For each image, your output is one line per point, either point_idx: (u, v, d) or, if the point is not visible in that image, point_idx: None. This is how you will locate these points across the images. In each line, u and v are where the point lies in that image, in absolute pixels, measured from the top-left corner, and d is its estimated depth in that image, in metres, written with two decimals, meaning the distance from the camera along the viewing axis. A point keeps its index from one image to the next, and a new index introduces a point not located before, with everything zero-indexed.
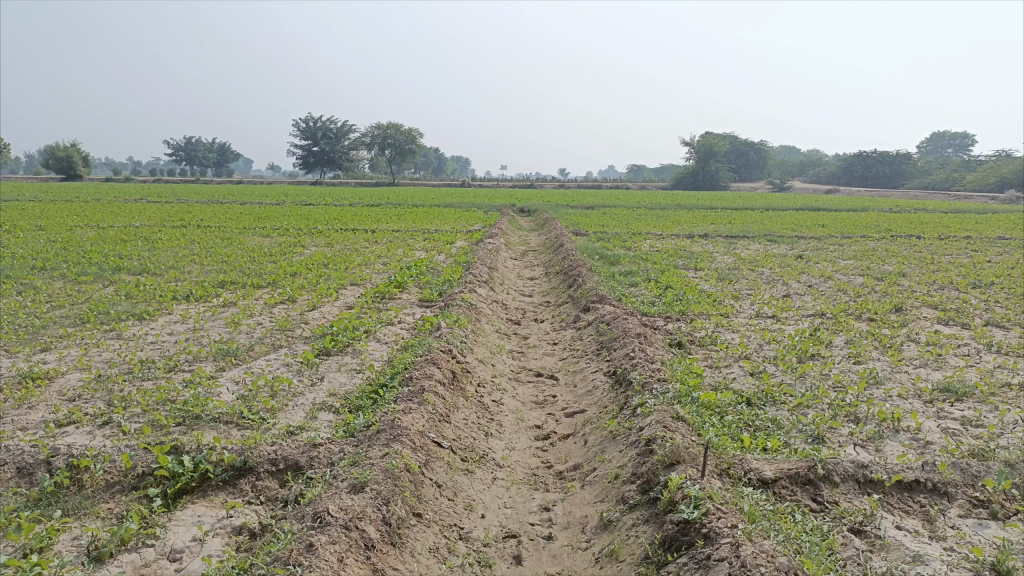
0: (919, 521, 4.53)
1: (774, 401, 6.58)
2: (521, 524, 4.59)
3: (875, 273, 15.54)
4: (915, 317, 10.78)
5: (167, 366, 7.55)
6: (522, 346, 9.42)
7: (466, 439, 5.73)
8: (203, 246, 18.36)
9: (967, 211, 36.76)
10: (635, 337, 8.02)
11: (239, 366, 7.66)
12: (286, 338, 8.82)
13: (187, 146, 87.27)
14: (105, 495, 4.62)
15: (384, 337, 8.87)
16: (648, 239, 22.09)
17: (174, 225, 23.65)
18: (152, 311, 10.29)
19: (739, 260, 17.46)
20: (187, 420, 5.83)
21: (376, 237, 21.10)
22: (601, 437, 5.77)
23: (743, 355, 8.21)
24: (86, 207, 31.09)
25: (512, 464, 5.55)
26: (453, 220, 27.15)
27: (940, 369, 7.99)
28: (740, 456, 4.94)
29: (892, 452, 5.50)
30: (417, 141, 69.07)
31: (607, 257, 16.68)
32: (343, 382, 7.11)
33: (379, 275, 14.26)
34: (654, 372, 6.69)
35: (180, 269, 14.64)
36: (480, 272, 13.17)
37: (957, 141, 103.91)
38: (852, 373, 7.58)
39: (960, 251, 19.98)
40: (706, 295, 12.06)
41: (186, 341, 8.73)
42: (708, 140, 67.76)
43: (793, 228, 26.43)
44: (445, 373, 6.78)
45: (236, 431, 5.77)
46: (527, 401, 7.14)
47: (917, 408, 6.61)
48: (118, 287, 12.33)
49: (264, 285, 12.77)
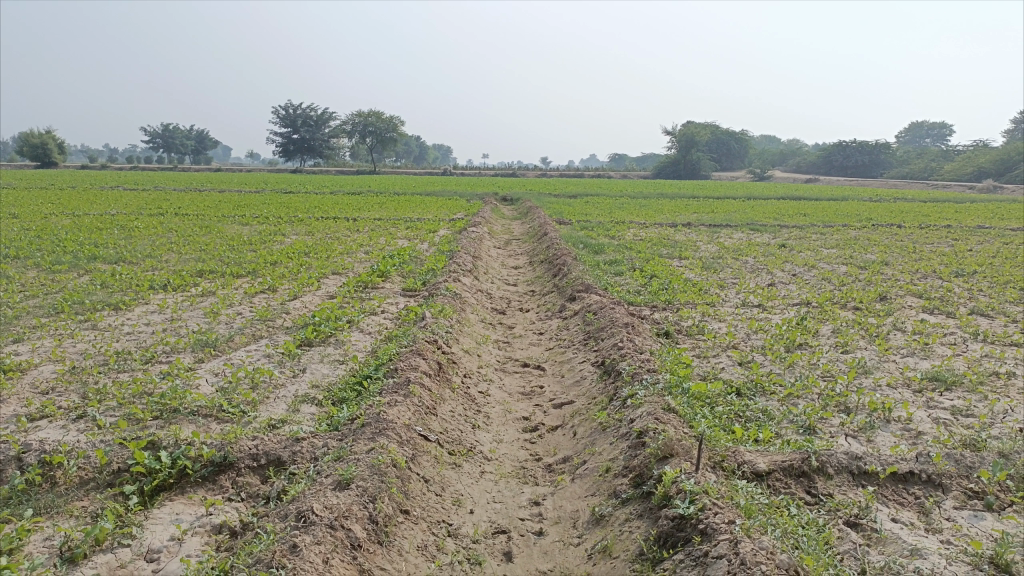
0: (914, 513, 4.48)
1: (764, 391, 6.52)
2: (510, 519, 4.48)
3: (859, 262, 15.57)
4: (900, 306, 10.78)
5: (144, 357, 7.36)
6: (508, 336, 9.30)
7: (453, 431, 5.61)
8: (181, 235, 18.05)
9: (946, 201, 37.08)
10: (623, 327, 7.92)
11: (218, 357, 7.49)
12: (267, 329, 8.64)
13: (164, 133, 86.04)
14: (79, 493, 4.45)
15: (367, 328, 8.71)
16: (631, 227, 22.04)
17: (151, 213, 23.26)
18: (129, 301, 10.06)
19: (722, 249, 17.44)
20: (164, 414, 5.66)
21: (357, 226, 20.85)
22: (590, 429, 5.67)
23: (731, 344, 8.14)
24: (61, 194, 30.54)
25: (500, 457, 5.44)
26: (435, 208, 26.92)
27: (928, 358, 7.97)
28: (733, 448, 4.85)
29: (884, 443, 5.46)
30: (399, 129, 68.53)
31: (591, 246, 16.57)
32: (325, 373, 6.95)
33: (361, 264, 14.08)
34: (643, 363, 6.58)
35: (158, 258, 14.35)
36: (464, 261, 13.03)
37: (934, 132, 105.06)
38: (840, 362, 7.55)
39: (941, 240, 20.09)
40: (692, 284, 12.00)
41: (164, 331, 8.53)
42: (690, 129, 67.85)
43: (775, 217, 26.47)
44: (431, 364, 6.64)
45: (216, 425, 5.61)
46: (514, 392, 7.02)
47: (907, 397, 6.57)
48: (93, 276, 12.06)
49: (244, 274, 12.54)
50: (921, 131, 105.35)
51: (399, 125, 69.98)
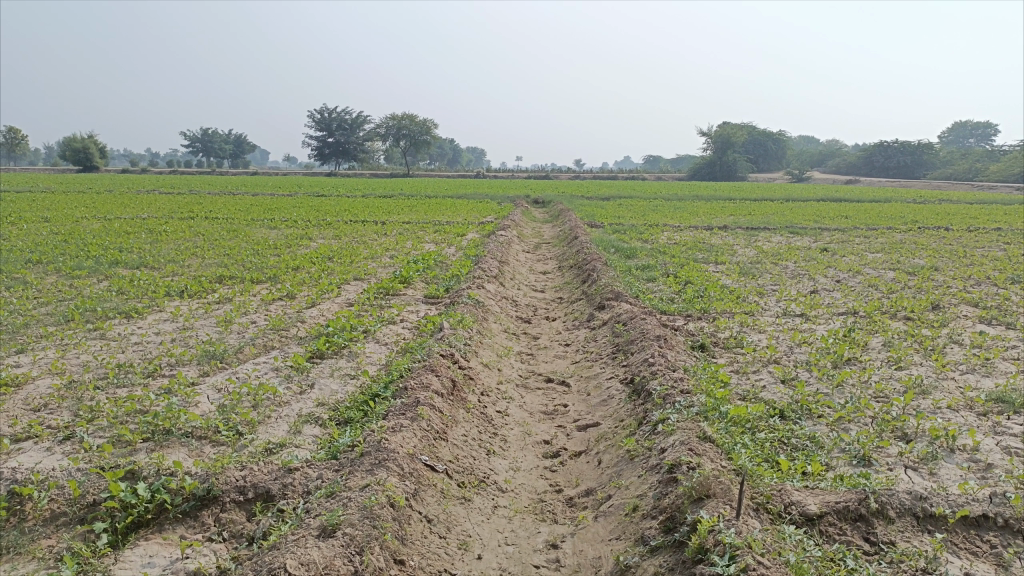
0: (991, 566, 3.83)
1: (811, 414, 5.91)
2: (523, 566, 3.96)
3: (907, 267, 14.75)
4: (955, 316, 10.01)
5: (146, 371, 6.98)
6: (532, 347, 8.77)
7: (465, 459, 5.10)
8: (206, 239, 17.82)
9: (995, 202, 35.68)
10: (654, 340, 7.35)
11: (224, 370, 7.08)
12: (279, 339, 8.22)
13: (203, 138, 87.27)
14: (48, 531, 4.02)
15: (384, 339, 8.24)
16: (666, 231, 21.37)
17: (182, 218, 23.15)
18: (142, 309, 9.74)
19: (761, 253, 16.71)
20: (156, 436, 5.26)
21: (385, 230, 20.48)
22: (617, 457, 5.13)
23: (772, 359, 7.53)
24: (96, 198, 30.75)
25: (516, 488, 4.92)
26: (465, 211, 26.49)
27: (991, 375, 7.25)
28: (779, 486, 4.25)
29: (948, 478, 4.84)
30: (432, 132, 68.51)
31: (623, 250, 16.00)
32: (334, 390, 6.49)
33: (385, 269, 13.66)
34: (677, 382, 5.99)
35: (180, 263, 14.07)
36: (490, 267, 12.54)
37: (979, 131, 102.23)
38: (895, 381, 6.87)
39: (993, 243, 19.12)
40: (729, 291, 11.35)
41: (172, 342, 8.14)
42: (726, 130, 66.79)
43: (815, 219, 25.57)
44: (444, 382, 6.11)
45: (210, 450, 5.18)
46: (535, 411, 6.49)
47: (971, 422, 5.88)
48: (111, 282, 11.80)
49: (264, 280, 12.19)
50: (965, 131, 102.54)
51: (432, 128, 69.88)
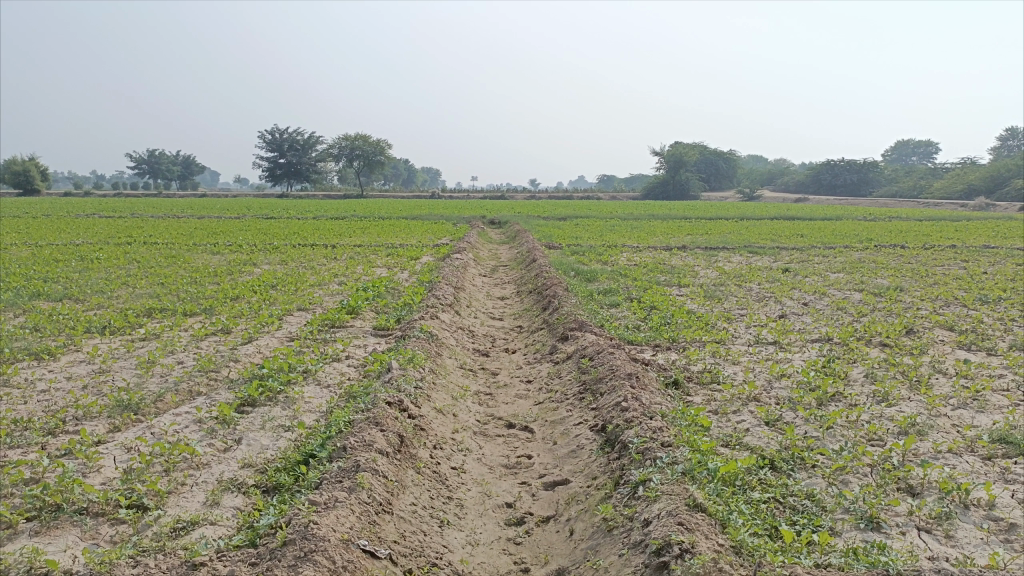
0: None
1: (806, 464, 5.26)
2: None
3: (872, 288, 14.38)
4: (932, 342, 9.52)
5: (45, 428, 6.03)
6: (490, 386, 8.00)
7: (413, 537, 4.33)
8: (142, 267, 16.69)
9: (942, 219, 36.13)
10: (626, 377, 6.67)
11: (140, 424, 6.18)
12: (207, 383, 7.31)
13: (149, 159, 84.79)
14: None
15: (326, 380, 7.40)
16: (625, 252, 20.85)
17: (117, 243, 21.87)
18: (56, 349, 8.72)
19: (723, 275, 16.23)
20: (42, 515, 4.37)
21: (335, 254, 19.57)
22: (592, 527, 4.43)
23: (753, 397, 6.90)
24: (30, 223, 29.06)
25: (474, 570, 4.17)
26: (419, 233, 25.76)
27: (985, 410, 6.71)
28: (788, 571, 3.57)
29: (969, 542, 4.22)
30: (386, 152, 67.61)
31: (583, 272, 15.39)
32: (263, 447, 5.64)
33: (331, 297, 12.80)
34: (655, 431, 5.31)
35: (108, 295, 12.95)
36: (444, 294, 11.80)
37: (922, 150, 105.48)
38: (888, 421, 6.26)
39: (951, 262, 18.97)
40: (696, 317, 10.74)
41: (82, 391, 7.15)
42: (679, 149, 67.26)
43: (772, 238, 25.38)
44: (390, 439, 5.30)
45: (107, 531, 4.31)
46: (495, 466, 5.74)
47: (978, 469, 5.29)
48: (27, 318, 10.68)
49: (198, 312, 11.21)
50: (907, 150, 105.48)
51: (386, 148, 69.00)
